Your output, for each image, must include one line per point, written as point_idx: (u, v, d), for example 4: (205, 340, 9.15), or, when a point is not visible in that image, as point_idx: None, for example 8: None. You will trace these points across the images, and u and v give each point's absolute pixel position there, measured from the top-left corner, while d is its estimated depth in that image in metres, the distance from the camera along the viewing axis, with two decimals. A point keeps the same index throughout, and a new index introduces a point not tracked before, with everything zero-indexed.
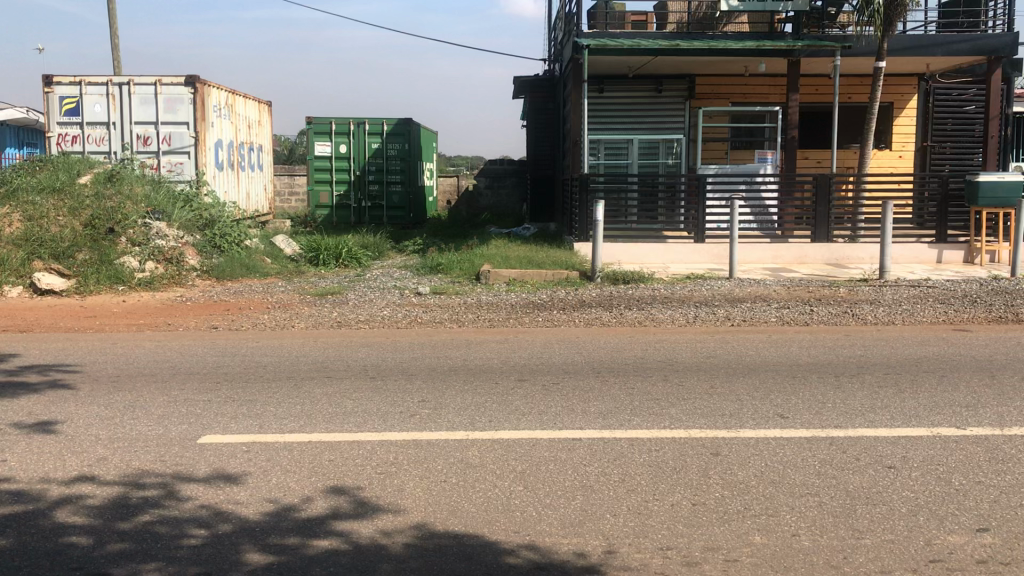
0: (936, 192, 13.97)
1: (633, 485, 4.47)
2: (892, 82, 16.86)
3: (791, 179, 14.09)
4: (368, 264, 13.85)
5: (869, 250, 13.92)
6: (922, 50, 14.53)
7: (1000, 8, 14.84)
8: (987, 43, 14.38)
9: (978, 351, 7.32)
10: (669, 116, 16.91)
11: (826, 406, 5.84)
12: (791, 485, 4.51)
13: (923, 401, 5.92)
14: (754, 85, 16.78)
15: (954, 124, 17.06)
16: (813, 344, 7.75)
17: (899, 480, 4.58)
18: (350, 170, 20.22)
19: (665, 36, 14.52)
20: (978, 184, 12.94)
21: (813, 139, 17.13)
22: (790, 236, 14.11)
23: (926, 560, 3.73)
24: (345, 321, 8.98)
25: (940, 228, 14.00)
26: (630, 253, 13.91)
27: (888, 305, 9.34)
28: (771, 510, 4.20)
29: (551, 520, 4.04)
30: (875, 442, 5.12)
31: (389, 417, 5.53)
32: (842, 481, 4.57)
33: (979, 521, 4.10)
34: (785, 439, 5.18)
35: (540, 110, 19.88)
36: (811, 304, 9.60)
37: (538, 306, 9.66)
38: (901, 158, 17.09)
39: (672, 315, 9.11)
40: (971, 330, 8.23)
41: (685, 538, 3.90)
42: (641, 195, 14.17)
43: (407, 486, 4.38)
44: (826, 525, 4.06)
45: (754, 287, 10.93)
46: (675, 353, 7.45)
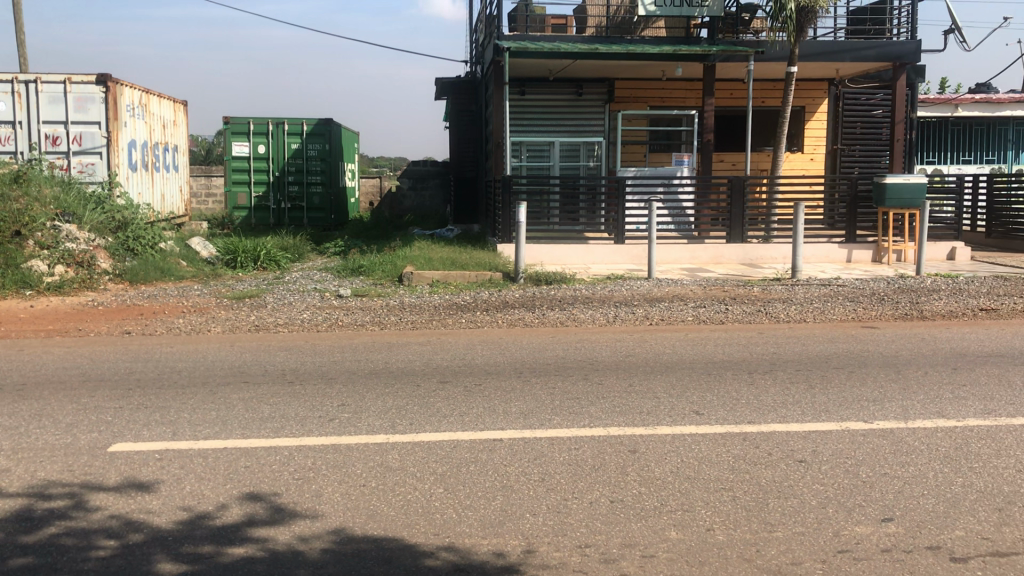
0: (845, 193, 14.45)
1: (553, 484, 4.51)
2: (804, 86, 17.33)
3: (707, 182, 14.33)
4: (287, 266, 13.70)
5: (781, 250, 14.27)
6: (831, 57, 14.92)
7: (903, 17, 15.41)
8: (891, 50, 14.93)
9: (885, 347, 7.59)
10: (588, 120, 17.13)
11: (740, 403, 5.98)
12: (707, 480, 4.61)
13: (833, 396, 6.11)
14: (671, 89, 17.03)
15: (863, 128, 17.62)
16: (728, 342, 7.93)
17: (809, 473, 4.71)
18: (268, 171, 19.89)
19: (585, 40, 14.63)
20: (885, 185, 13.40)
21: (728, 142, 17.50)
22: (706, 237, 14.38)
23: (834, 551, 3.86)
24: (263, 324, 8.85)
25: (849, 228, 14.48)
26: (552, 254, 14.00)
27: (800, 303, 9.63)
28: (687, 505, 4.29)
29: (470, 521, 4.05)
30: (786, 437, 5.27)
31: (307, 422, 5.47)
32: (754, 475, 4.69)
33: (883, 512, 4.26)
34: (701, 435, 5.29)
35: (459, 113, 19.89)
36: (726, 302, 9.82)
37: (461, 308, 9.67)
38: (812, 161, 17.59)
39: (593, 315, 9.21)
40: (878, 327, 8.53)
41: (603, 534, 3.95)
42: (563, 197, 14.28)
43: (326, 491, 4.34)
44: (739, 519, 4.16)
45: (672, 286, 11.12)
46: (594, 353, 7.55)
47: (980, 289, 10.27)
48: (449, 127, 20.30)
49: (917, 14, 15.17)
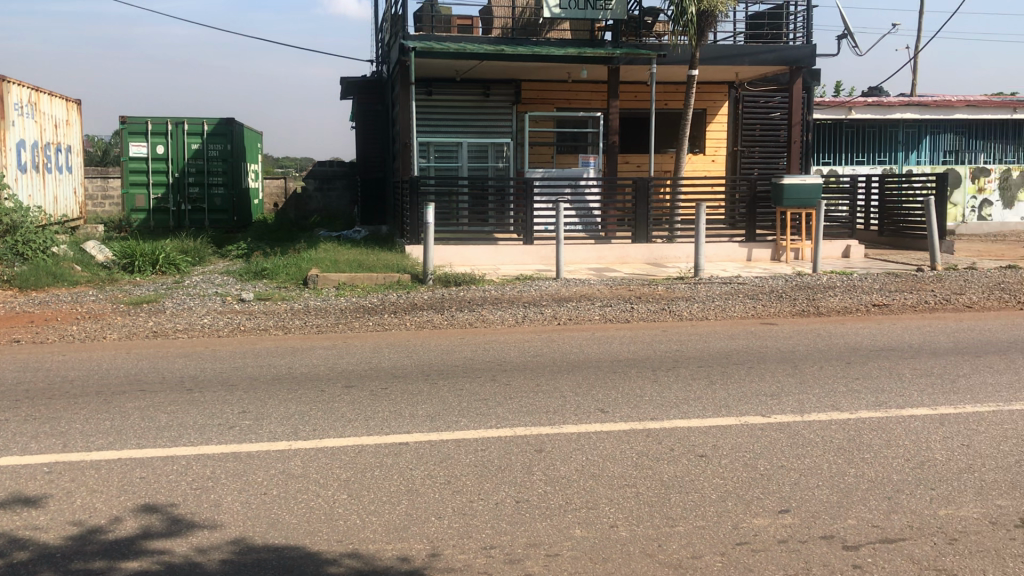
0: (745, 193, 14.83)
1: (459, 486, 4.50)
2: (704, 90, 17.87)
3: (613, 183, 14.52)
4: (188, 270, 13.34)
5: (684, 250, 14.58)
6: (730, 61, 15.29)
7: (798, 23, 15.91)
8: (788, 55, 15.41)
9: (782, 343, 7.82)
10: (495, 121, 17.17)
11: (643, 400, 6.08)
12: (611, 478, 4.66)
13: (733, 391, 6.27)
14: (577, 91, 17.19)
15: (762, 130, 17.92)
16: (633, 340, 8.06)
17: (710, 467, 4.82)
18: (168, 172, 19.32)
19: (491, 41, 14.66)
20: (783, 185, 13.81)
21: (633, 143, 17.79)
22: (613, 237, 14.58)
23: (734, 543, 3.95)
24: (162, 330, 8.59)
25: (749, 228, 14.87)
26: (461, 255, 13.98)
27: (702, 301, 9.85)
28: (591, 503, 4.33)
29: (375, 526, 4.01)
30: (688, 433, 5.37)
31: (206, 430, 5.33)
32: (657, 471, 4.77)
33: (781, 503, 4.38)
34: (605, 433, 5.36)
35: (365, 113, 19.65)
36: (632, 301, 9.97)
37: (368, 310, 9.58)
38: (714, 163, 18.08)
39: (500, 316, 9.24)
40: (776, 323, 8.79)
41: (508, 535, 3.96)
42: (471, 198, 14.25)
43: (225, 500, 4.23)
44: (642, 515, 4.22)
45: (579, 286, 11.23)
46: (501, 353, 7.57)
47: (871, 286, 10.68)
48: (356, 126, 20.05)
49: (811, 21, 15.68)
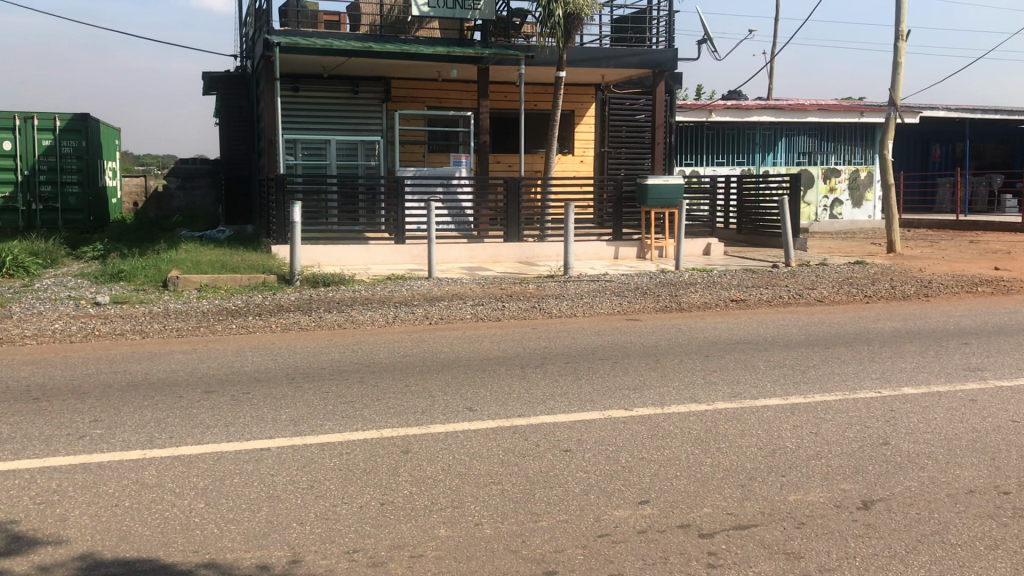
0: (612, 193, 15.22)
1: (322, 490, 4.43)
2: (572, 91, 18.14)
3: (484, 182, 14.61)
4: (39, 273, 12.66)
5: (555, 249, 14.77)
6: (597, 62, 15.59)
7: (661, 28, 16.39)
8: (651, 58, 15.84)
9: (646, 338, 8.04)
10: (364, 119, 16.97)
11: (511, 397, 6.13)
12: (476, 476, 4.69)
13: (598, 387, 6.40)
14: (447, 90, 17.21)
15: (628, 132, 18.48)
16: (503, 338, 8.12)
17: (574, 462, 4.91)
18: (16, 170, 18.25)
19: (359, 38, 14.49)
20: (647, 185, 14.18)
21: (503, 143, 17.95)
22: (484, 236, 14.66)
23: (595, 536, 4.04)
24: (7, 337, 8.11)
25: (616, 227, 15.25)
26: (330, 255, 13.76)
27: (571, 299, 10.01)
28: (456, 502, 4.34)
29: (233, 535, 3.90)
30: (553, 428, 5.46)
31: (53, 441, 5.06)
32: (522, 467, 4.82)
33: (641, 494, 4.51)
34: (472, 431, 5.38)
35: (229, 108, 19.04)
36: (503, 299, 10.04)
37: (232, 313, 9.31)
38: (582, 163, 18.39)
39: (370, 316, 9.15)
40: (641, 319, 9.02)
41: (372, 538, 3.93)
42: (341, 197, 14.06)
43: (72, 515, 4.03)
44: (506, 512, 4.26)
45: (450, 285, 11.23)
46: (369, 354, 7.48)
47: (730, 282, 11.11)
48: (220, 122, 19.42)
49: (673, 26, 16.16)
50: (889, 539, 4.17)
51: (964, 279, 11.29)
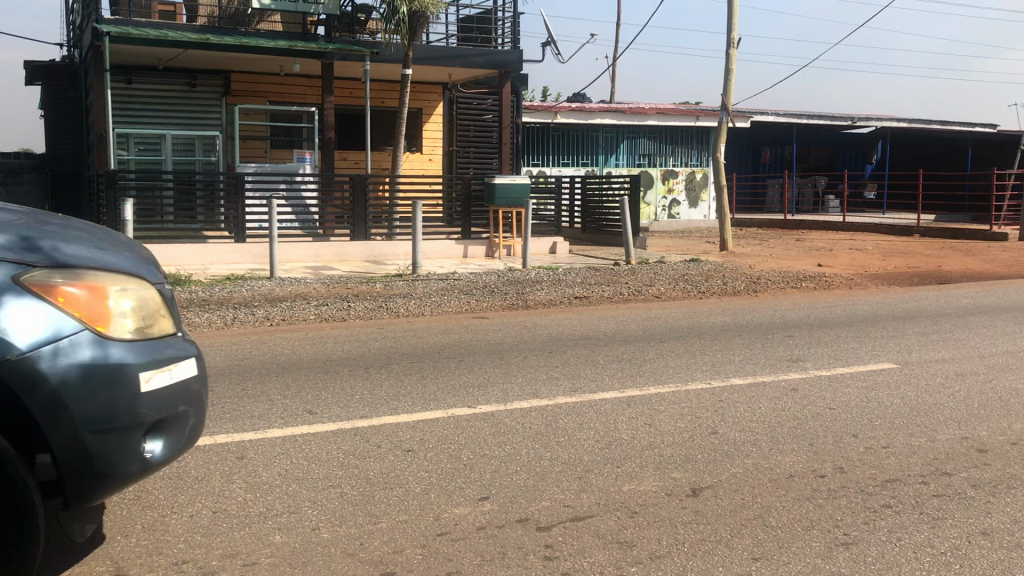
0: (460, 193, 15.32)
1: (149, 501, 4.25)
2: (419, 89, 18.09)
3: (329, 179, 14.38)
4: None
5: (403, 247, 14.68)
6: (443, 61, 15.59)
7: (506, 30, 16.59)
8: (497, 59, 16.02)
9: (491, 336, 8.11)
10: (203, 112, 16.38)
11: (352, 398, 6.07)
12: (314, 479, 4.62)
13: (442, 385, 6.43)
14: (289, 85, 16.83)
15: (476, 131, 18.61)
16: (346, 338, 8.01)
17: (415, 461, 4.91)
18: None
19: (196, 29, 13.98)
20: (494, 184, 14.31)
21: (349, 139, 17.73)
22: (331, 235, 14.43)
23: (434, 534, 4.06)
24: None
25: (464, 226, 15.35)
26: (165, 254, 13.19)
27: (418, 298, 9.99)
28: (293, 507, 4.27)
29: (48, 552, 3.68)
30: (395, 428, 5.43)
31: None
32: (362, 468, 4.79)
33: (481, 490, 4.56)
34: (312, 434, 5.29)
35: (55, 99, 18.00)
36: (348, 299, 9.91)
37: None
38: (430, 161, 18.35)
39: (209, 318, 8.84)
40: (486, 317, 9.10)
41: (203, 548, 3.80)
42: (177, 194, 13.55)
43: None
44: (344, 514, 4.22)
45: (294, 285, 10.99)
46: (206, 357, 7.23)
47: (574, 279, 11.36)
48: (45, 113, 18.29)
49: (518, 27, 16.38)
50: (715, 524, 4.38)
51: (790, 275, 11.98)
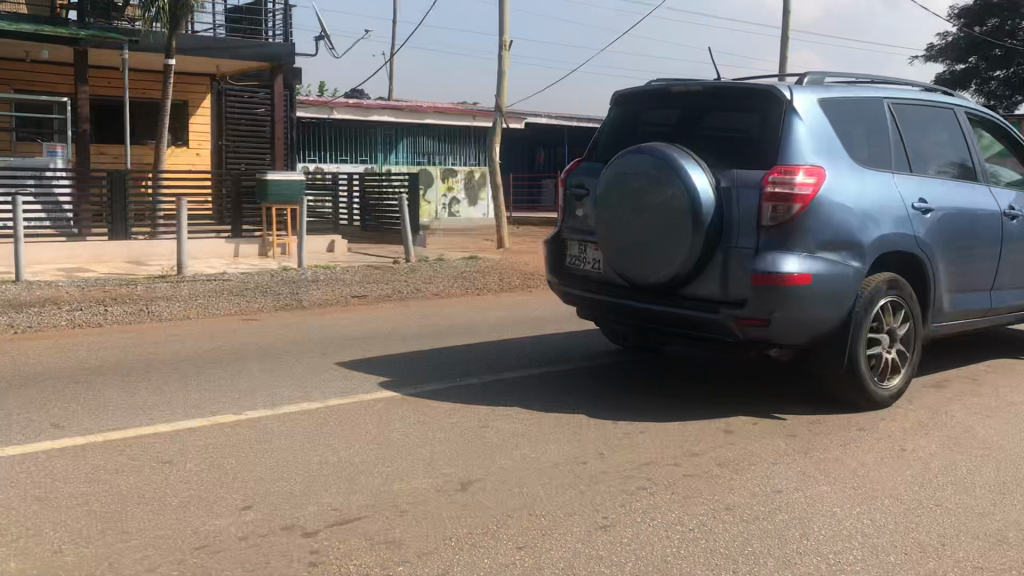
0: (230, 190, 14.79)
1: None
2: (185, 81, 17.27)
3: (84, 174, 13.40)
4: None
5: (167, 247, 13.96)
6: (210, 52, 14.94)
7: (277, 22, 16.15)
8: (268, 52, 15.59)
9: (262, 339, 7.86)
10: None
11: (105, 410, 5.72)
12: (59, 499, 4.35)
13: (206, 392, 6.18)
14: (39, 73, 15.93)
15: (246, 126, 17.96)
16: (103, 345, 7.51)
17: (173, 473, 4.74)
18: None
19: None
20: (266, 181, 13.85)
21: (108, 132, 16.72)
22: (87, 235, 13.51)
23: (191, 548, 3.93)
24: None
25: (235, 224, 14.77)
26: None
27: (184, 300, 9.50)
28: (33, 530, 4.00)
29: None
30: (152, 441, 5.19)
31: None
32: (114, 484, 4.56)
33: (244, 500, 4.47)
34: (59, 451, 4.96)
35: None
36: (105, 304, 9.27)
37: None
38: (198, 156, 17.60)
39: None
40: (258, 319, 8.80)
41: None
42: None
43: None
44: (91, 534, 4.00)
45: (44, 290, 10.15)
46: None
47: (351, 278, 11.21)
48: None
49: (289, 20, 15.97)
50: (481, 516, 4.47)
51: None
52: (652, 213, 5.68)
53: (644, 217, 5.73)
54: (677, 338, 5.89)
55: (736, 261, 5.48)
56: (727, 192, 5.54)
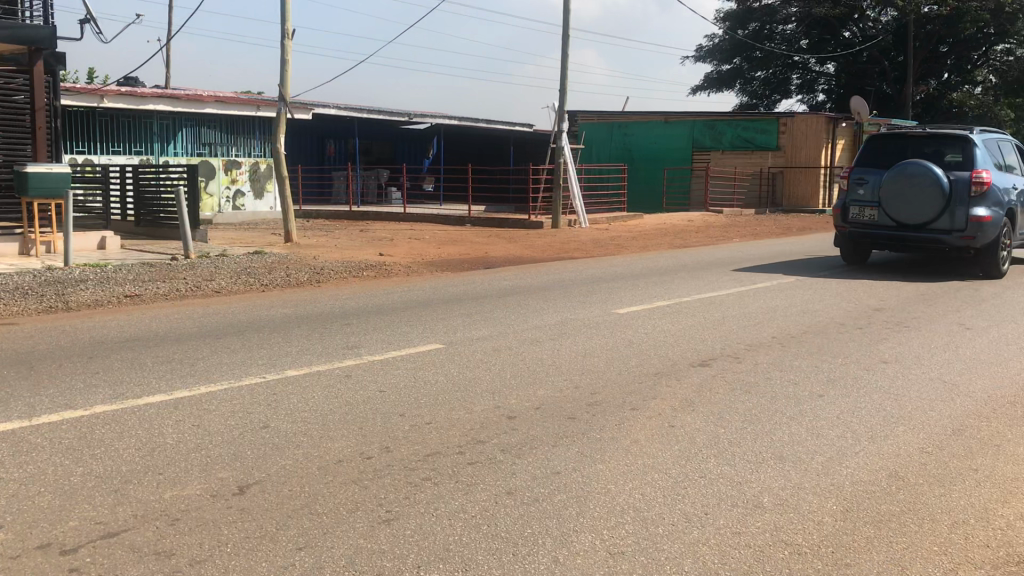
0: None
1: None
2: None
3: None
4: None
5: None
6: None
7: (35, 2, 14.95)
8: (25, 34, 14.43)
9: (21, 344, 7.27)
10: None
11: None
12: None
13: None
14: None
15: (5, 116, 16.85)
16: None
17: None
18: None
19: None
20: (25, 175, 12.78)
21: None
22: None
23: None
24: None
25: None
26: None
27: None
28: None
29: None
30: None
31: None
32: None
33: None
34: None
35: None
36: None
37: None
38: None
39: None
40: (19, 323, 8.14)
41: None
42: None
43: None
44: None
45: None
46: None
47: (126, 277, 10.59)
48: None
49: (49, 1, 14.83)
50: (261, 519, 4.35)
51: (352, 265, 12.27)
52: (919, 192, 11.80)
53: (916, 193, 11.84)
54: (919, 246, 12.12)
55: (958, 211, 11.69)
56: (955, 181, 11.74)
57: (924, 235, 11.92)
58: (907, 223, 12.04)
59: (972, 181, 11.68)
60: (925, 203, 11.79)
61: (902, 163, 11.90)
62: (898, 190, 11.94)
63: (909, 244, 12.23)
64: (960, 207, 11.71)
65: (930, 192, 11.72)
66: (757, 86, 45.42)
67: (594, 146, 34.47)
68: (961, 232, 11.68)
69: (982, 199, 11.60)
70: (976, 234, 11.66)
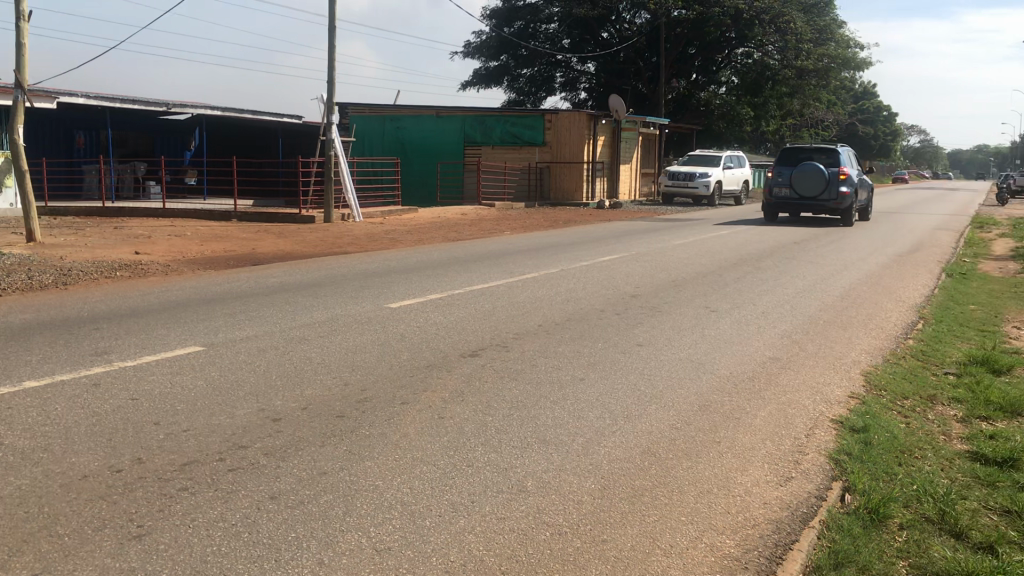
0: None
1: None
2: None
3: None
4: None
5: None
6: None
7: None
8: None
9: None
10: None
11: None
12: None
13: None
14: None
15: None
16: None
17: None
18: None
19: None
20: None
21: None
22: None
23: None
24: None
25: None
26: None
27: None
28: None
29: None
30: None
31: None
32: None
33: None
34: None
35: None
36: None
37: None
38: None
39: None
40: None
41: None
42: None
43: None
44: None
45: None
46: None
47: None
48: None
49: None
50: None
51: (103, 265, 11.47)
52: (811, 178, 21.81)
53: (808, 179, 21.91)
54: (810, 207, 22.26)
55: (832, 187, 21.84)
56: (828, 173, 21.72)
57: (816, 202, 22.11)
58: (805, 195, 22.12)
59: (839, 172, 21.87)
60: (815, 184, 21.76)
61: (801, 164, 21.91)
62: (802, 178, 21.97)
63: (805, 207, 22.40)
64: (834, 186, 21.88)
65: (817, 178, 21.75)
66: (522, 83, 47.13)
67: (367, 139, 34.16)
68: (834, 200, 21.91)
69: (845, 182, 21.86)
70: (842, 201, 21.88)
